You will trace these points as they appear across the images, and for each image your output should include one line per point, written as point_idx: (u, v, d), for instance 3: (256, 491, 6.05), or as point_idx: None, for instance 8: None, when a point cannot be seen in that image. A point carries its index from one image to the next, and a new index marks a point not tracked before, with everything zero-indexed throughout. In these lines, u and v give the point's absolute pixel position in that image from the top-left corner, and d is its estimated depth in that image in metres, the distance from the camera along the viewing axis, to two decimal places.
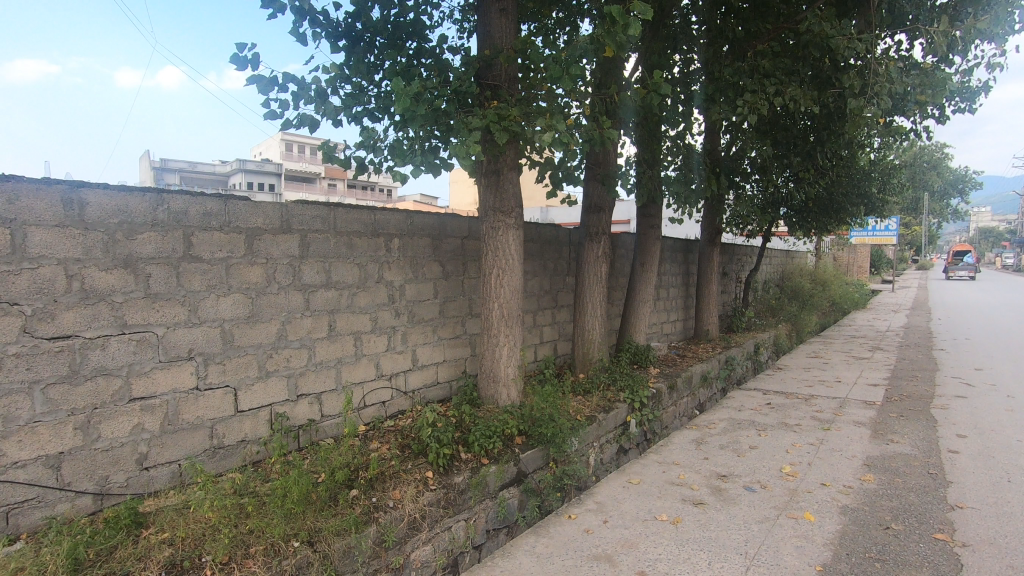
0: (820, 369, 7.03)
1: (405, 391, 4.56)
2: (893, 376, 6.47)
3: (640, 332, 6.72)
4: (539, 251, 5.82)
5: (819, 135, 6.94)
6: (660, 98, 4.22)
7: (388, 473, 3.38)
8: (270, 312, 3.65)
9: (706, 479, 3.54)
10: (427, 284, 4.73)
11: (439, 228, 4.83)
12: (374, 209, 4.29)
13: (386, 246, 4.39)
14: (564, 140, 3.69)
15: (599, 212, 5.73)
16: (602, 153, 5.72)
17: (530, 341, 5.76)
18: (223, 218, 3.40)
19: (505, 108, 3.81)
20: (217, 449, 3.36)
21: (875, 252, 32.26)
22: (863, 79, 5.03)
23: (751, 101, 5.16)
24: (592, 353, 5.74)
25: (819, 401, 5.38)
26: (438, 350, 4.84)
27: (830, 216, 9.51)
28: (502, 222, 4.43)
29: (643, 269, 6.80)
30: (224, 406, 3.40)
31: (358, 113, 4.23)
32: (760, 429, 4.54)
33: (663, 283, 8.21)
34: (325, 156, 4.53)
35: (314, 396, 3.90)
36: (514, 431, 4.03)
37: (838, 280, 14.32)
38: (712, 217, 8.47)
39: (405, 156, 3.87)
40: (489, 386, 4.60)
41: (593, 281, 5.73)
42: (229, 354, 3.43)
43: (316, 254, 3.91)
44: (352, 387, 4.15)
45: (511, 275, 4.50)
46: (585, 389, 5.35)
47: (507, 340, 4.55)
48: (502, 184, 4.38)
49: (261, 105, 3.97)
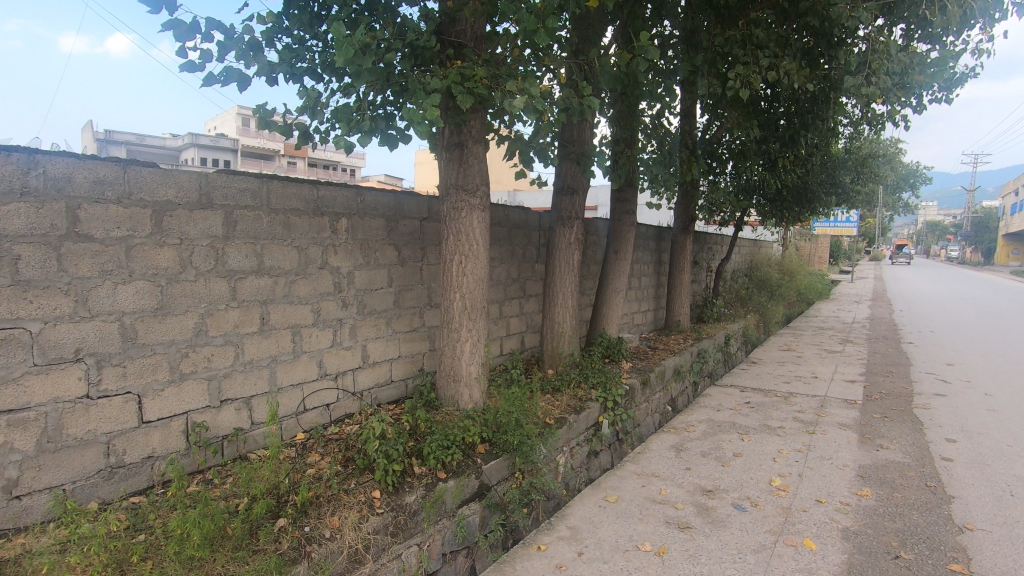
0: (795, 363, 6.80)
1: (353, 392, 4.04)
2: (869, 371, 6.29)
3: (612, 324, 6.34)
4: (507, 236, 5.33)
5: (804, 119, 6.62)
6: (647, 64, 3.72)
7: (325, 496, 2.86)
8: (184, 303, 3.05)
9: (690, 496, 3.16)
10: (381, 271, 4.20)
11: (395, 207, 4.29)
12: (317, 184, 3.72)
13: (331, 228, 3.83)
14: (539, 107, 3.20)
15: (572, 194, 5.25)
16: (578, 129, 5.23)
17: (496, 334, 5.30)
18: (121, 188, 2.79)
19: (470, 67, 3.24)
20: (115, 470, 2.78)
21: (836, 242, 32.98)
22: (862, 56, 4.67)
23: (743, 74, 4.74)
24: (562, 348, 5.32)
25: (799, 400, 5.11)
26: (392, 345, 4.32)
27: (803, 205, 9.31)
28: (465, 202, 3.91)
29: (617, 257, 6.39)
30: (125, 417, 2.81)
31: (298, 73, 3.64)
32: (742, 433, 4.20)
33: (636, 272, 7.85)
34: (259, 121, 3.97)
35: (242, 401, 3.33)
36: (476, 438, 3.61)
37: (803, 271, 14.33)
38: (687, 204, 8.14)
39: (353, 124, 3.39)
40: (448, 386, 4.11)
41: (565, 268, 5.28)
42: (131, 354, 2.84)
43: (244, 235, 3.32)
44: (288, 390, 3.60)
45: (475, 263, 4.00)
46: (554, 387, 4.94)
47: (470, 335, 4.06)
48: (466, 158, 3.86)
49: (177, 54, 3.32)
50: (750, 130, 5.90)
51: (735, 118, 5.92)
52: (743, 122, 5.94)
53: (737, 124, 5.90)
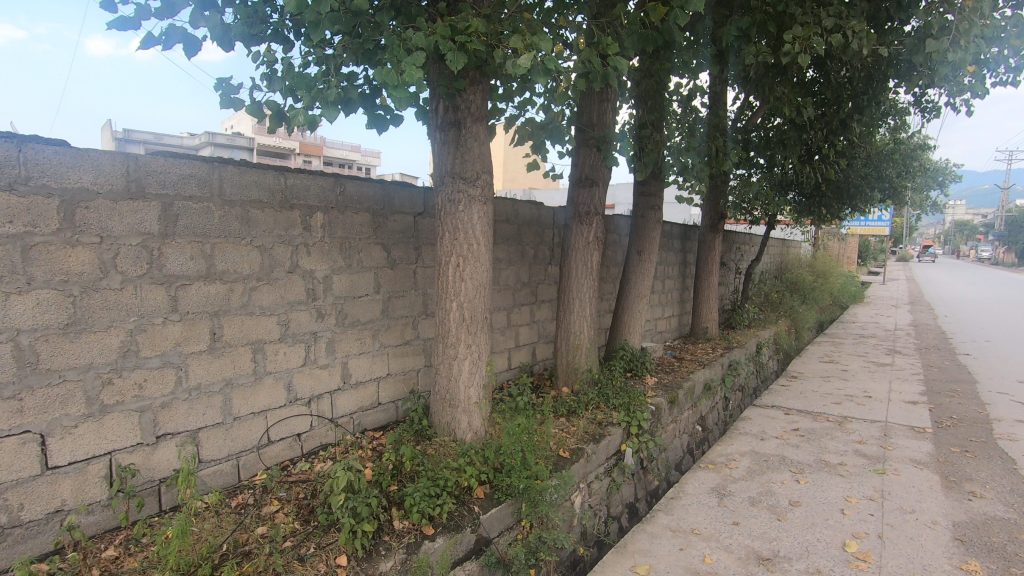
0: (842, 378, 6.05)
1: (330, 419, 3.42)
2: (930, 390, 5.52)
3: (635, 333, 5.65)
4: (516, 235, 4.69)
5: (858, 101, 5.86)
6: (687, 17, 3.02)
7: (273, 571, 2.22)
8: (105, 318, 2.44)
9: (743, 567, 2.49)
10: (366, 275, 3.57)
11: (384, 200, 3.66)
12: (284, 170, 3.10)
13: (303, 224, 3.21)
14: (551, 66, 2.50)
15: (590, 186, 4.54)
16: (598, 111, 4.52)
17: (503, 346, 4.66)
18: (16, 172, 2.20)
19: (463, 17, 2.55)
20: (8, 531, 2.20)
21: (865, 242, 31.74)
22: (949, 13, 3.90)
23: (802, 35, 3.99)
24: (579, 363, 4.62)
25: (857, 427, 4.37)
26: (379, 362, 3.69)
27: (844, 203, 8.51)
28: (463, 193, 3.25)
29: (640, 259, 5.70)
30: (22, 463, 2.23)
31: (260, 36, 3.00)
32: (796, 472, 3.50)
33: (660, 274, 7.14)
34: (222, 99, 3.33)
35: (186, 435, 2.72)
36: (473, 481, 2.97)
37: (838, 273, 13.44)
38: (716, 200, 7.38)
39: (315, 94, 2.72)
40: (443, 411, 3.47)
41: (582, 271, 4.59)
42: (31, 384, 2.24)
43: (189, 232, 2.71)
44: (248, 419, 2.99)
45: (475, 267, 3.35)
46: (569, 408, 4.28)
47: (469, 351, 3.41)
48: (463, 140, 3.21)
49: (105, 7, 2.64)
50: (801, 110, 5.16)
51: (783, 98, 5.17)
52: (792, 102, 5.21)
53: (785, 104, 5.17)
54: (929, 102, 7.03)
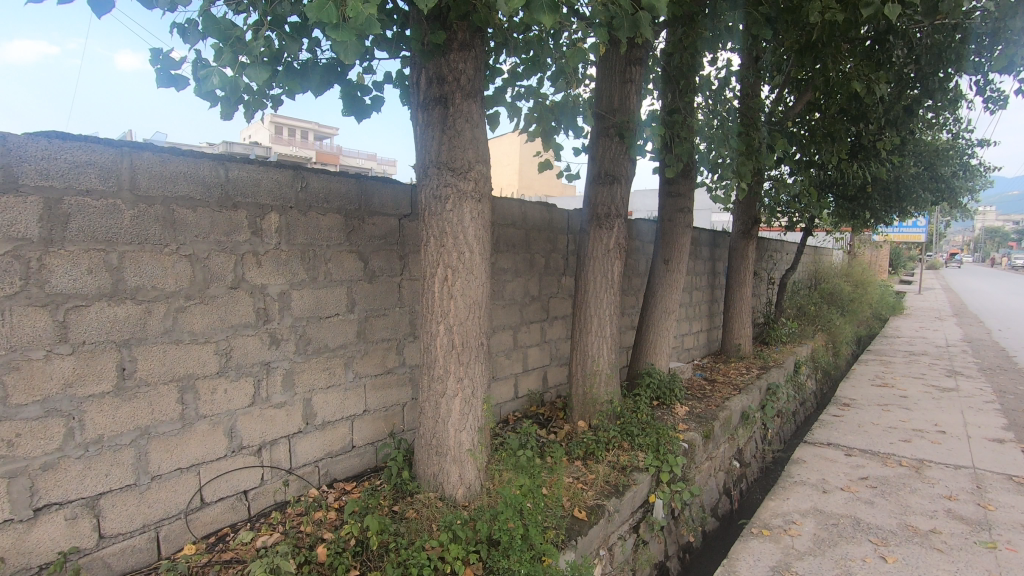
0: (903, 407, 5.22)
1: (288, 469, 2.75)
2: (1015, 424, 4.66)
3: (663, 353, 4.90)
4: (523, 240, 4.00)
5: (925, 84, 5.07)
6: None
7: None
8: None
9: None
10: (336, 290, 2.91)
11: (360, 198, 3.00)
12: (225, 160, 2.45)
13: (251, 228, 2.56)
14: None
15: (611, 182, 3.84)
16: (620, 94, 3.83)
17: (507, 371, 3.96)
18: None
19: None
20: None
21: (897, 250, 30.42)
22: None
23: None
24: (598, 393, 3.88)
25: (938, 474, 3.58)
26: (353, 396, 3.02)
27: (890, 206, 7.71)
28: (452, 188, 2.57)
29: (667, 268, 4.97)
30: None
31: None
32: (878, 544, 2.73)
33: (688, 284, 6.39)
34: (161, 75, 2.72)
35: (80, 505, 2.08)
36: (458, 563, 2.26)
37: (876, 283, 12.49)
38: (751, 203, 6.62)
39: (234, 44, 2.01)
40: (428, 461, 2.78)
41: (601, 283, 3.86)
42: None
43: (85, 237, 2.06)
44: (174, 477, 2.33)
45: (468, 280, 2.65)
46: (586, 449, 3.55)
47: (460, 386, 2.72)
48: (452, 121, 2.54)
49: None
50: (874, 87, 4.40)
51: (851, 72, 4.42)
52: (862, 75, 4.45)
53: (855, 77, 4.40)
54: (994, 90, 6.20)
